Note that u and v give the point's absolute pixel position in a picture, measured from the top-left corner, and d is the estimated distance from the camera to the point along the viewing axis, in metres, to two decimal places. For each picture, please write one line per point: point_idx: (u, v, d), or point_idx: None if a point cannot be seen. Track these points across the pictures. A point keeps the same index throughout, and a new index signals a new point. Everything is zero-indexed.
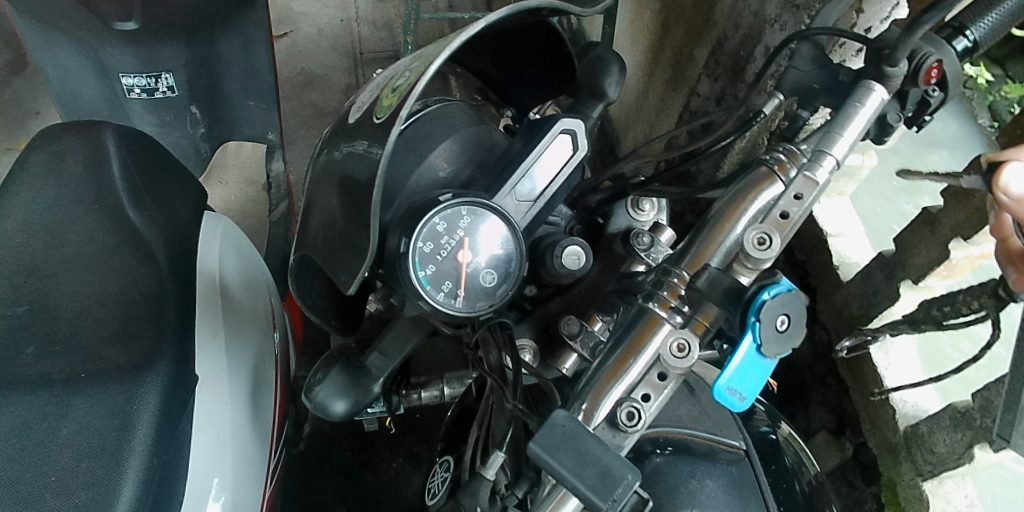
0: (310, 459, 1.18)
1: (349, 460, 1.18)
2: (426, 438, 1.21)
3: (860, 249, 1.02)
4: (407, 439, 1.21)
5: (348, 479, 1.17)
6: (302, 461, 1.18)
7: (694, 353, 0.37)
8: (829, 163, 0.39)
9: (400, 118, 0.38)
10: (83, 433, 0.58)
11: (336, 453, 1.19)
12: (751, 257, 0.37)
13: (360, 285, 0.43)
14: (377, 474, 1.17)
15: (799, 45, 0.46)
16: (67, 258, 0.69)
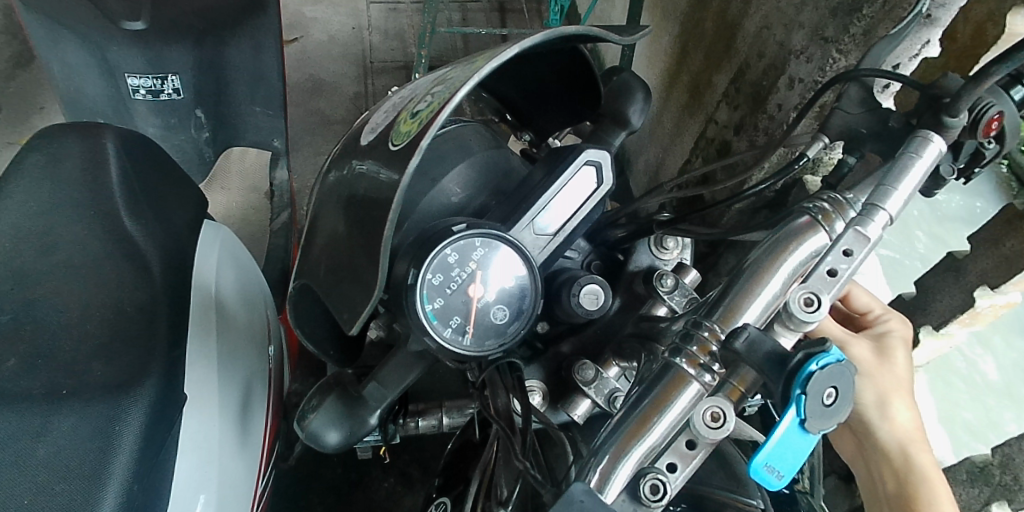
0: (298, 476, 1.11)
1: (340, 477, 1.11)
2: (419, 459, 1.14)
3: (878, 290, 0.88)
4: (400, 459, 1.14)
5: (339, 498, 1.09)
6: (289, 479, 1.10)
7: (731, 424, 0.33)
8: (881, 219, 0.35)
9: (421, 147, 0.34)
10: (61, 455, 0.54)
11: (327, 470, 1.12)
12: (796, 318, 0.34)
13: (364, 323, 0.40)
14: (367, 494, 1.10)
15: (847, 86, 0.43)
16: (56, 264, 0.65)
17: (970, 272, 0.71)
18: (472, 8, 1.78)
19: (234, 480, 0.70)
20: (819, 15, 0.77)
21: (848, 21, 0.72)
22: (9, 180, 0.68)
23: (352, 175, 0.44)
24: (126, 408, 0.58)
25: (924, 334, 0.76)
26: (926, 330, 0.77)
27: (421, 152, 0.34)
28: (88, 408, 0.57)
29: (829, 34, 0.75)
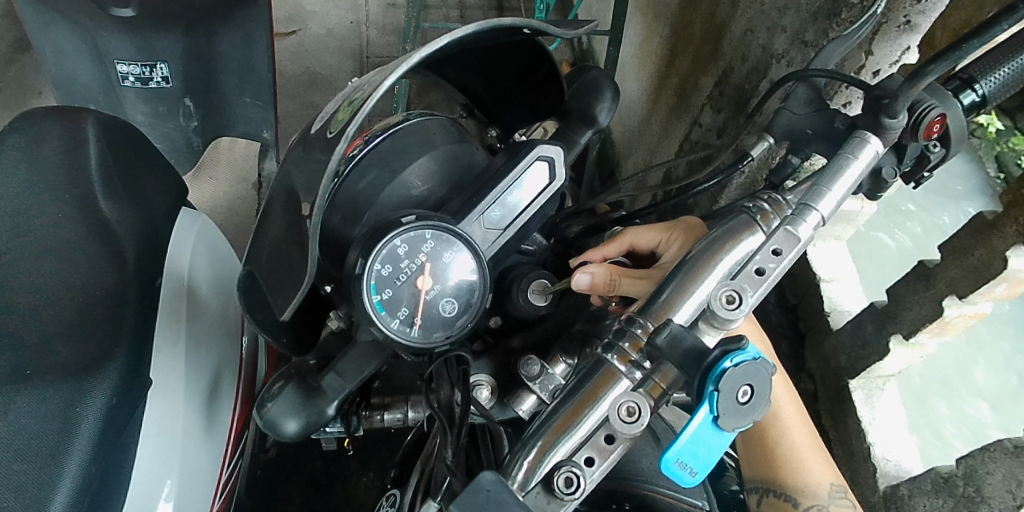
0: (275, 468, 1.06)
1: (319, 470, 1.06)
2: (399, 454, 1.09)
3: (853, 297, 0.90)
4: (379, 453, 1.08)
5: (318, 492, 1.04)
6: (261, 471, 1.05)
7: (645, 419, 0.33)
8: (813, 219, 0.36)
9: (346, 133, 0.38)
10: (20, 435, 0.54)
11: (307, 462, 1.06)
12: (717, 317, 0.34)
13: (297, 307, 0.41)
14: (344, 488, 1.05)
15: (797, 86, 0.47)
16: (21, 246, 0.63)
17: (939, 280, 0.71)
18: (470, 6, 1.78)
19: (198, 466, 0.71)
20: (800, 20, 0.76)
21: (827, 26, 0.71)
22: None
23: (308, 164, 0.44)
24: (90, 391, 0.57)
25: (895, 344, 0.77)
26: (896, 338, 0.77)
27: (348, 138, 0.38)
28: (53, 388, 0.56)
29: (808, 38, 0.74)
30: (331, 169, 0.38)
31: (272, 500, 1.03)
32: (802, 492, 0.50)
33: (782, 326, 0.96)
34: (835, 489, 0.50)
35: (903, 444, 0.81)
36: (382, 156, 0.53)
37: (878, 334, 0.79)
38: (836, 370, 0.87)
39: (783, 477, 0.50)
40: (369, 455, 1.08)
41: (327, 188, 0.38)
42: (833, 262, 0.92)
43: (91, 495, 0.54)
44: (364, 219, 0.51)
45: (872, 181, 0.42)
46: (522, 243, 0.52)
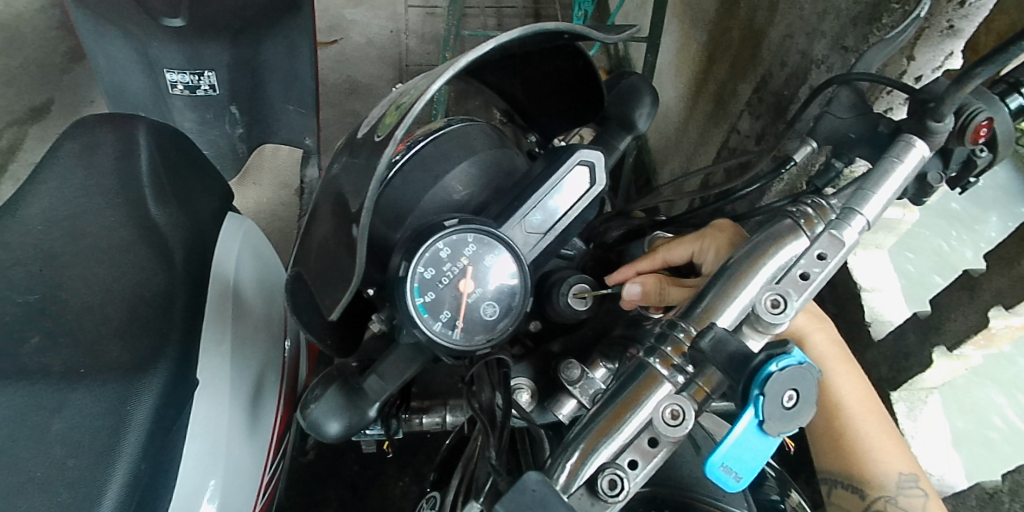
0: (317, 470, 1.06)
1: (356, 475, 1.06)
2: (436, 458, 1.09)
3: (895, 307, 0.87)
4: (415, 459, 1.09)
5: (356, 496, 1.04)
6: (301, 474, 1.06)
7: (688, 423, 0.33)
8: (858, 223, 0.37)
9: (395, 136, 0.39)
10: (74, 431, 0.56)
11: (345, 466, 1.07)
12: (763, 321, 0.34)
13: (344, 308, 0.43)
14: (382, 492, 1.05)
15: (840, 90, 0.46)
16: (78, 249, 0.66)
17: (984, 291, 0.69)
18: (507, 14, 1.81)
19: (243, 467, 0.71)
20: (840, 25, 0.75)
21: (867, 31, 0.70)
22: (42, 168, 0.70)
23: (355, 169, 0.45)
24: (139, 390, 0.59)
25: (938, 356, 0.76)
26: (940, 350, 0.76)
27: (395, 142, 0.40)
28: (103, 387, 0.59)
29: (848, 43, 0.73)
30: (379, 174, 0.39)
31: (310, 502, 1.03)
32: (870, 483, 0.46)
33: None
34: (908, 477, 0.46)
35: (943, 458, 0.83)
36: (425, 161, 0.54)
37: (922, 345, 0.77)
38: (877, 381, 0.85)
39: (853, 468, 0.47)
40: (406, 460, 1.08)
41: (375, 193, 0.40)
42: (874, 271, 0.89)
43: (140, 490, 0.56)
44: (406, 223, 0.53)
45: (917, 186, 0.42)
46: (562, 248, 0.52)
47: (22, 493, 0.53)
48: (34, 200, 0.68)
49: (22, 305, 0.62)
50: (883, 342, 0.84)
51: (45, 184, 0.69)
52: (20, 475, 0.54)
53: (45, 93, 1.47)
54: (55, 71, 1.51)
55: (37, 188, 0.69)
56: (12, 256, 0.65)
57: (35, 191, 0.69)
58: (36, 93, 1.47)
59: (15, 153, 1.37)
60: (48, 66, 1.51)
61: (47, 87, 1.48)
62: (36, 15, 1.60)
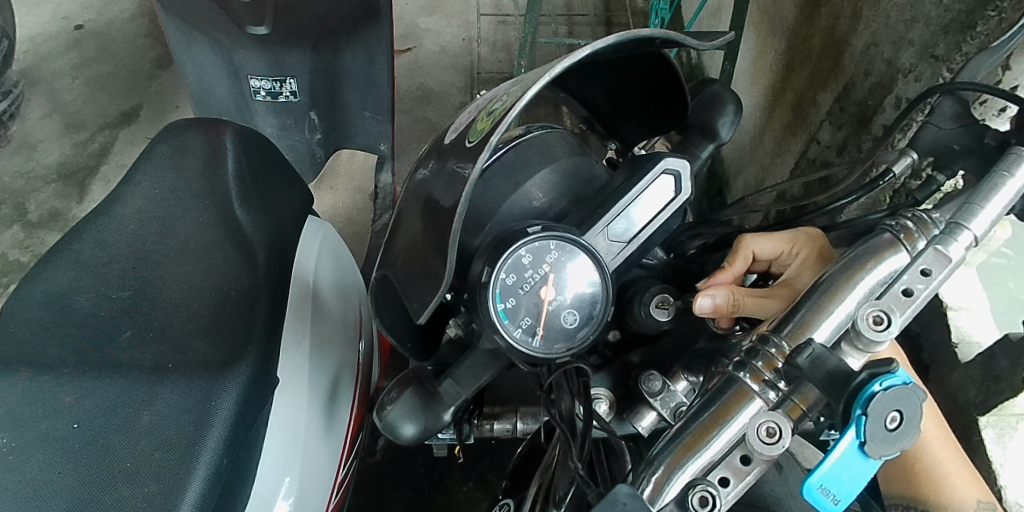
0: (383, 470, 1.09)
1: (422, 478, 1.09)
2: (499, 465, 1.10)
3: (984, 328, 0.83)
4: (479, 464, 1.10)
5: (421, 498, 1.07)
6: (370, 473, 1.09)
7: (785, 441, 0.32)
8: (965, 239, 0.35)
9: (492, 142, 0.40)
10: (163, 423, 0.59)
11: (410, 468, 1.09)
12: (864, 337, 0.33)
13: (434, 309, 0.44)
14: (446, 496, 1.07)
15: (942, 100, 0.44)
16: (171, 248, 0.70)
17: None
18: (578, 22, 1.81)
19: (319, 467, 0.71)
20: (929, 31, 0.72)
21: (960, 39, 0.67)
22: (137, 169, 0.75)
23: (444, 176, 0.47)
24: (223, 386, 0.61)
25: None
26: None
27: (490, 148, 0.40)
28: (191, 383, 0.61)
29: (939, 52, 0.70)
30: (473, 180, 0.40)
31: (376, 501, 1.06)
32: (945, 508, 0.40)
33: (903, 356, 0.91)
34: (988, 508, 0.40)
35: None
36: (505, 167, 0.55)
37: (1015, 368, 0.76)
38: (963, 406, 0.81)
39: (926, 492, 0.41)
40: (469, 465, 1.10)
41: (469, 197, 0.40)
42: (963, 289, 0.87)
43: (221, 486, 0.57)
44: (486, 230, 0.54)
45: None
46: (642, 258, 0.52)
47: (112, 483, 0.55)
48: (131, 200, 0.72)
49: (114, 300, 0.66)
50: (972, 365, 0.80)
51: (140, 185, 0.73)
52: (113, 461, 0.56)
53: (135, 99, 1.52)
54: (144, 78, 1.55)
55: (132, 190, 0.73)
56: (107, 253, 0.68)
57: (130, 191, 0.73)
58: (126, 98, 1.52)
59: (106, 156, 1.43)
60: (138, 72, 1.56)
61: (136, 93, 1.53)
62: (128, 23, 1.64)
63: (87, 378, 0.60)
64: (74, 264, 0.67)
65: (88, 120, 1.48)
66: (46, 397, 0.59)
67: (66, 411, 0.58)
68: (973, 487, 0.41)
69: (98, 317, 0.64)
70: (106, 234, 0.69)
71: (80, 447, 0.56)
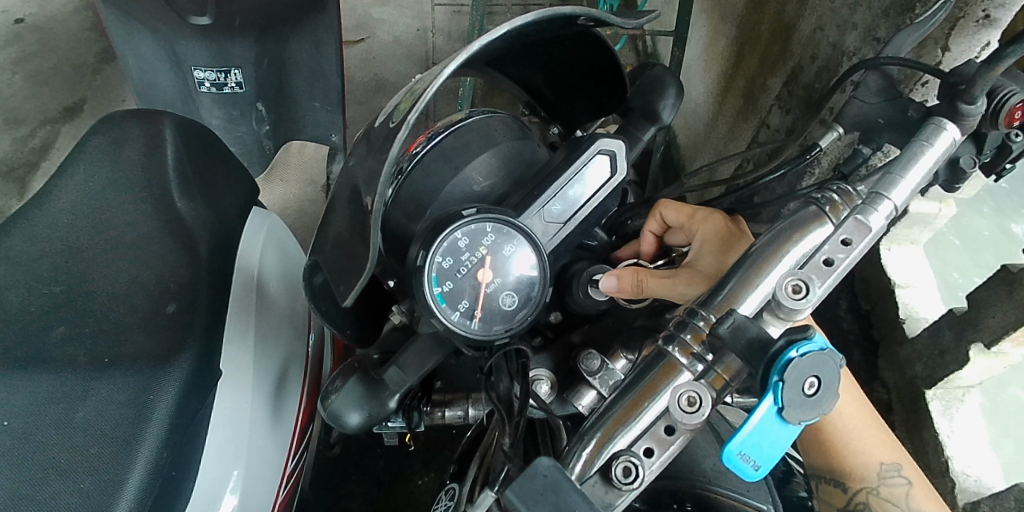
0: (344, 464, 1.08)
1: (382, 470, 1.07)
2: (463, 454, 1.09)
3: (930, 303, 0.86)
4: (442, 455, 1.09)
5: (382, 491, 1.06)
6: (331, 467, 1.07)
7: (706, 409, 0.32)
8: (886, 208, 0.35)
9: (408, 119, 0.40)
10: (98, 419, 0.56)
11: (370, 462, 1.08)
12: (784, 306, 0.33)
13: (357, 296, 0.44)
14: (407, 487, 1.06)
15: (867, 76, 0.45)
16: (106, 241, 0.67)
17: None
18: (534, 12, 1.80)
19: (265, 458, 0.70)
20: (872, 16, 0.73)
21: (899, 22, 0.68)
22: (70, 162, 0.71)
23: (377, 156, 0.46)
24: (163, 379, 0.59)
25: (975, 353, 0.74)
26: (978, 347, 0.74)
27: (409, 125, 0.41)
28: (127, 377, 0.59)
29: (880, 34, 0.71)
30: (393, 153, 0.40)
31: (335, 494, 1.05)
32: (852, 475, 0.47)
33: (854, 333, 0.92)
34: (891, 467, 0.46)
35: (982, 459, 0.79)
36: (444, 152, 0.54)
37: (957, 342, 0.76)
38: (911, 380, 0.83)
39: (837, 463, 0.47)
40: (432, 455, 1.09)
41: (392, 166, 0.40)
42: (909, 265, 0.89)
43: (161, 482, 0.55)
44: (427, 215, 0.53)
45: (948, 172, 0.40)
46: (583, 238, 0.52)
47: (46, 481, 0.53)
48: (63, 193, 0.68)
49: (47, 296, 0.62)
50: (919, 340, 0.82)
51: (72, 178, 0.69)
52: (44, 459, 0.54)
53: (78, 92, 1.42)
54: (84, 72, 1.44)
55: (64, 183, 0.69)
56: (39, 250, 0.65)
57: (62, 184, 0.69)
58: (68, 91, 1.42)
59: (48, 151, 1.34)
60: (78, 65, 1.45)
61: (76, 87, 1.42)
62: (69, 17, 1.51)
63: (18, 376, 0.58)
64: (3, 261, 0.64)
65: (27, 116, 1.37)
66: None
67: None
68: (880, 448, 0.47)
69: (29, 313, 0.61)
70: (37, 230, 0.66)
71: (13, 444, 0.54)
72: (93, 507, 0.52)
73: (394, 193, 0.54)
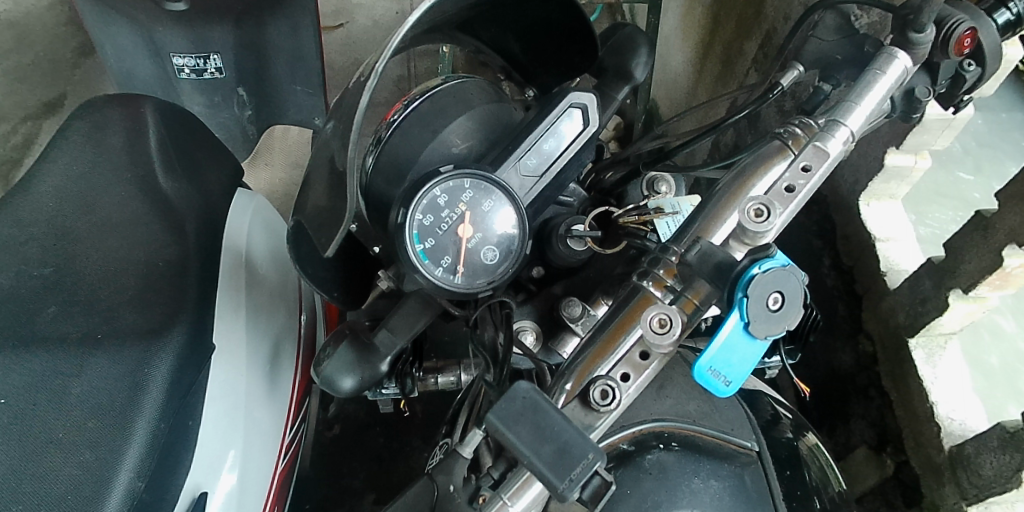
0: (345, 443, 1.10)
1: (382, 447, 1.09)
2: None
3: (910, 255, 0.85)
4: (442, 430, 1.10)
5: (382, 467, 1.07)
6: (333, 446, 1.09)
7: (676, 330, 0.35)
8: (842, 134, 0.37)
9: (378, 67, 0.42)
10: (95, 392, 0.57)
11: (369, 439, 1.10)
12: (748, 230, 0.35)
13: (339, 246, 0.45)
14: (409, 462, 1.08)
15: (824, 16, 0.49)
16: (93, 222, 0.67)
17: (999, 229, 0.66)
18: None
19: (261, 429, 0.72)
20: None
21: None
22: (53, 147, 0.71)
23: (351, 115, 0.46)
24: (156, 353, 0.60)
25: (954, 299, 0.73)
26: (956, 293, 0.73)
27: (376, 72, 0.43)
28: (120, 352, 0.60)
29: None
30: (364, 103, 0.42)
31: (337, 473, 1.07)
32: None
33: (838, 288, 0.92)
34: None
35: (966, 403, 0.77)
36: (422, 117, 0.54)
37: (937, 290, 0.75)
38: (895, 329, 0.82)
39: None
40: (432, 430, 1.10)
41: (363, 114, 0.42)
42: (889, 219, 0.86)
43: (161, 451, 0.56)
44: (407, 178, 0.53)
45: (905, 103, 0.43)
46: (558, 194, 0.53)
47: (46, 453, 0.54)
48: (49, 178, 0.69)
49: (36, 277, 0.63)
50: (899, 291, 0.81)
51: (56, 162, 0.70)
52: (43, 433, 0.55)
53: (58, 87, 1.41)
54: (63, 66, 1.42)
55: (48, 167, 0.69)
56: (26, 232, 0.66)
57: (45, 169, 0.69)
58: (48, 87, 1.41)
59: (30, 147, 1.35)
60: (57, 60, 1.43)
61: (56, 82, 1.41)
62: (45, 12, 1.46)
63: (11, 353, 0.58)
64: None
65: (9, 113, 1.37)
66: None
67: None
68: None
69: (20, 294, 0.62)
70: (25, 214, 0.66)
71: (9, 422, 0.55)
72: (94, 474, 0.53)
73: (375, 160, 0.54)
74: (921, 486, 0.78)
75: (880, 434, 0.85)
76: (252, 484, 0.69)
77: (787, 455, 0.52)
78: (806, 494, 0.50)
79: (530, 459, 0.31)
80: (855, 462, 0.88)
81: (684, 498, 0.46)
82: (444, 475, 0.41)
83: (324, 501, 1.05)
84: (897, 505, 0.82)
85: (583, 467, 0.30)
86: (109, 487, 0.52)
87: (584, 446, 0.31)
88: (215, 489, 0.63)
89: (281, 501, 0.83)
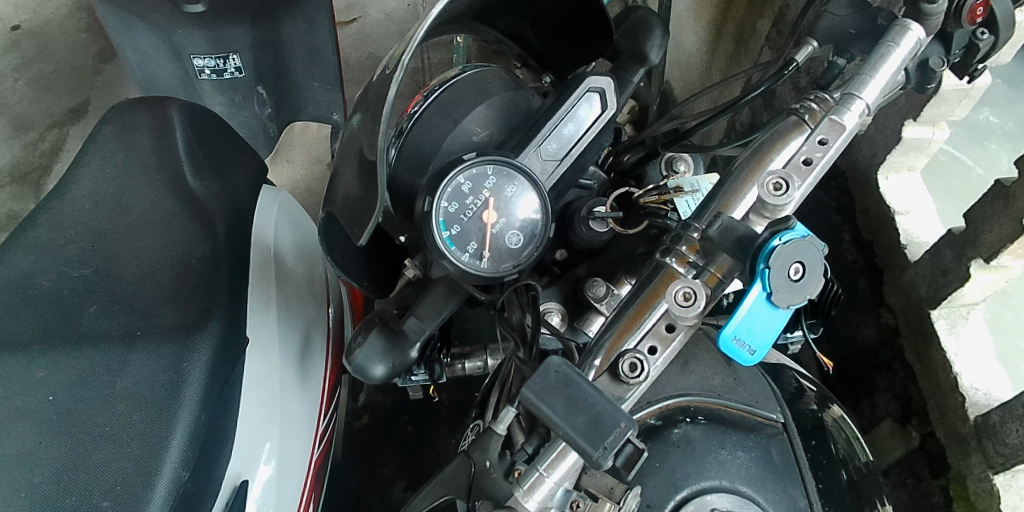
0: (373, 433, 1.12)
1: (410, 435, 1.12)
2: None
3: (929, 228, 0.85)
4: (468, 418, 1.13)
5: (411, 454, 1.10)
6: (363, 436, 1.12)
7: (700, 302, 0.37)
8: (858, 107, 0.38)
9: (403, 61, 0.44)
10: (138, 386, 0.60)
11: (398, 428, 1.12)
12: (768, 204, 0.36)
13: (371, 234, 0.48)
14: (436, 450, 1.10)
15: None
16: (128, 223, 0.70)
17: (1019, 198, 0.65)
18: None
19: (296, 418, 0.75)
20: None
21: None
22: (85, 152, 0.74)
23: (375, 108, 0.48)
24: (193, 348, 0.63)
25: (975, 269, 0.73)
26: (977, 263, 0.73)
27: (402, 67, 0.44)
28: (159, 348, 0.63)
29: None
30: (391, 94, 0.44)
31: (367, 462, 1.10)
32: None
33: (858, 263, 0.92)
34: None
35: (990, 373, 0.78)
36: (441, 107, 0.55)
37: (958, 261, 0.75)
38: (916, 302, 0.82)
39: None
40: (458, 418, 1.12)
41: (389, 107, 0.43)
42: (908, 192, 0.86)
43: (202, 442, 0.59)
44: (430, 167, 0.54)
45: (920, 74, 0.44)
46: (579, 178, 0.55)
47: (94, 447, 0.56)
48: (84, 182, 0.71)
49: (77, 278, 0.66)
50: (920, 263, 0.81)
51: (89, 166, 0.73)
52: (91, 426, 0.57)
53: (81, 94, 1.44)
54: (86, 72, 1.46)
55: (82, 170, 0.72)
56: (64, 234, 0.68)
57: (79, 173, 0.72)
58: (72, 94, 1.44)
59: (58, 153, 1.39)
60: (80, 67, 1.46)
61: (79, 88, 1.45)
62: (65, 19, 1.49)
63: (58, 352, 0.61)
64: (31, 248, 0.67)
65: (35, 120, 1.41)
66: (17, 373, 0.60)
67: (40, 385, 0.60)
68: None
69: (62, 295, 0.65)
70: (62, 217, 0.69)
71: (57, 419, 0.58)
72: (141, 464, 0.56)
73: (397, 153, 0.55)
74: (948, 457, 0.79)
75: (904, 407, 0.86)
76: (288, 470, 0.72)
77: (812, 425, 0.53)
78: (831, 463, 0.51)
79: (565, 429, 0.32)
80: (881, 435, 0.88)
81: (712, 469, 0.47)
82: (479, 452, 0.43)
83: (357, 488, 1.08)
84: (923, 476, 0.82)
85: (616, 436, 0.32)
86: (156, 477, 0.55)
87: (616, 417, 0.33)
88: (255, 477, 0.66)
89: (317, 488, 0.87)
